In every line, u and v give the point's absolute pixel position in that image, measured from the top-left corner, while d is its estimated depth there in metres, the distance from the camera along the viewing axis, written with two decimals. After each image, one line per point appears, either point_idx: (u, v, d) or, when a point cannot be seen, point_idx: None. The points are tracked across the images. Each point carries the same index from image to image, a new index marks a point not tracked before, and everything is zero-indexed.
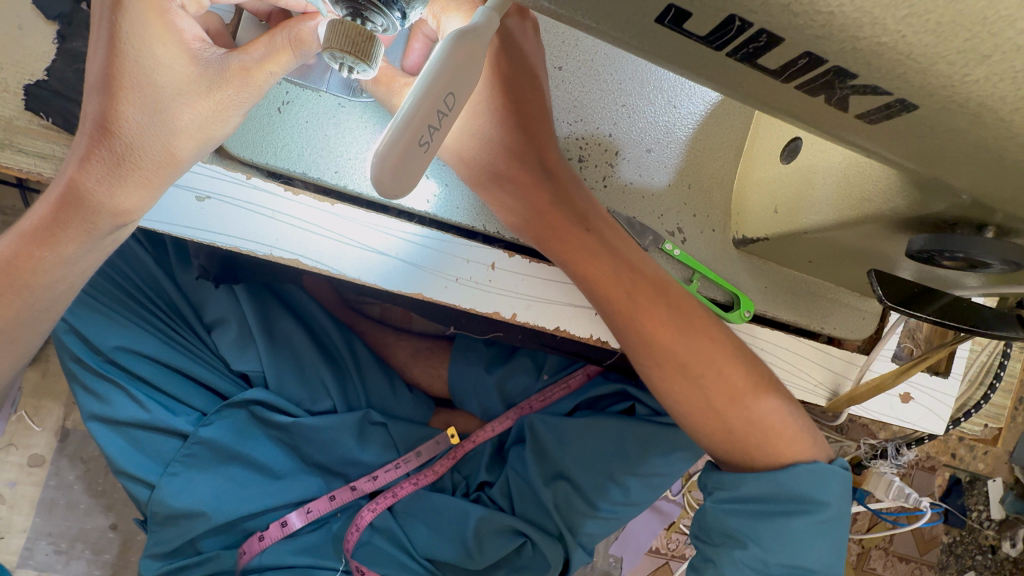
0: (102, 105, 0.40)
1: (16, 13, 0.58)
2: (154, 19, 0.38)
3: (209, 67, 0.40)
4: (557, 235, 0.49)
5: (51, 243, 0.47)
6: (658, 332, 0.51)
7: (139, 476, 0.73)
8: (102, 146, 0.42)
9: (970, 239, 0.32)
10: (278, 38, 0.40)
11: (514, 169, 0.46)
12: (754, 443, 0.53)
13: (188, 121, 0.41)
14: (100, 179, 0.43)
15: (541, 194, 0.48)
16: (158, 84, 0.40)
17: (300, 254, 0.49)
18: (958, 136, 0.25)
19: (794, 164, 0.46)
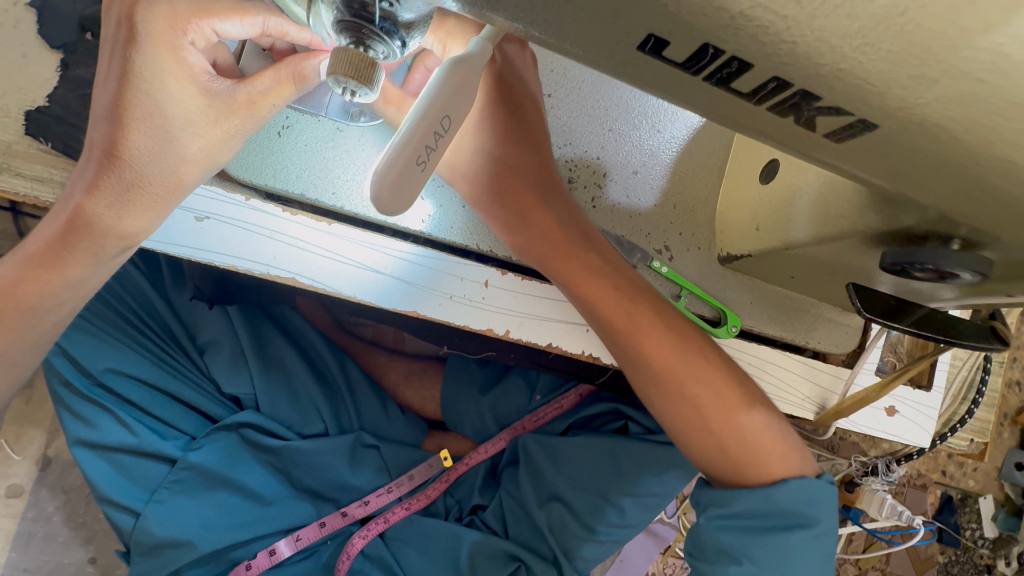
0: (112, 132, 0.41)
1: (23, 44, 0.64)
2: (166, 57, 0.40)
3: (216, 97, 0.42)
4: (563, 252, 0.50)
5: (52, 266, 0.47)
6: (648, 344, 0.52)
7: (123, 504, 0.72)
8: (110, 172, 0.42)
9: (938, 251, 0.34)
10: (282, 71, 0.42)
11: (510, 186, 0.49)
12: (750, 457, 0.53)
13: (195, 149, 0.43)
14: (107, 203, 0.43)
15: (541, 211, 0.50)
16: (168, 115, 0.41)
17: (296, 273, 0.49)
18: (920, 155, 0.27)
19: (773, 184, 0.48)
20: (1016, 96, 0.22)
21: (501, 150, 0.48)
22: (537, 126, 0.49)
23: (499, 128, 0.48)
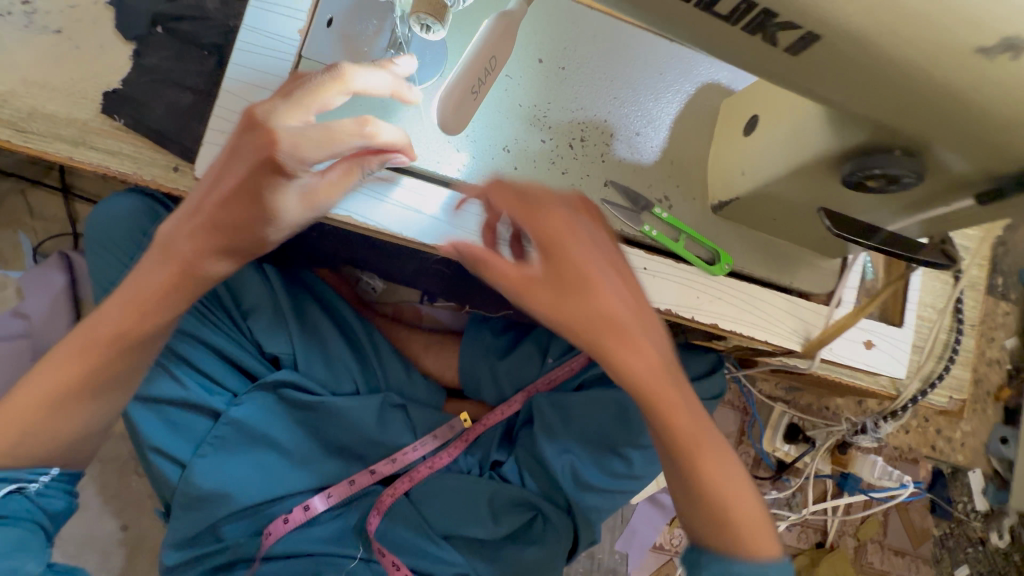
0: (226, 220, 0.52)
1: (101, 37, 0.73)
2: (283, 175, 0.50)
3: (313, 195, 0.52)
4: (660, 385, 0.53)
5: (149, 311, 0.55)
6: (701, 444, 0.55)
7: (171, 454, 0.77)
8: (211, 239, 0.53)
9: (883, 158, 0.44)
10: (353, 168, 0.54)
11: (593, 319, 0.51)
12: (756, 524, 0.55)
13: (286, 231, 0.53)
14: (205, 254, 0.54)
15: (642, 350, 0.52)
16: (273, 212, 0.51)
17: (350, 211, 0.58)
18: (858, 64, 0.35)
19: (756, 132, 0.57)
20: (907, 7, 0.32)
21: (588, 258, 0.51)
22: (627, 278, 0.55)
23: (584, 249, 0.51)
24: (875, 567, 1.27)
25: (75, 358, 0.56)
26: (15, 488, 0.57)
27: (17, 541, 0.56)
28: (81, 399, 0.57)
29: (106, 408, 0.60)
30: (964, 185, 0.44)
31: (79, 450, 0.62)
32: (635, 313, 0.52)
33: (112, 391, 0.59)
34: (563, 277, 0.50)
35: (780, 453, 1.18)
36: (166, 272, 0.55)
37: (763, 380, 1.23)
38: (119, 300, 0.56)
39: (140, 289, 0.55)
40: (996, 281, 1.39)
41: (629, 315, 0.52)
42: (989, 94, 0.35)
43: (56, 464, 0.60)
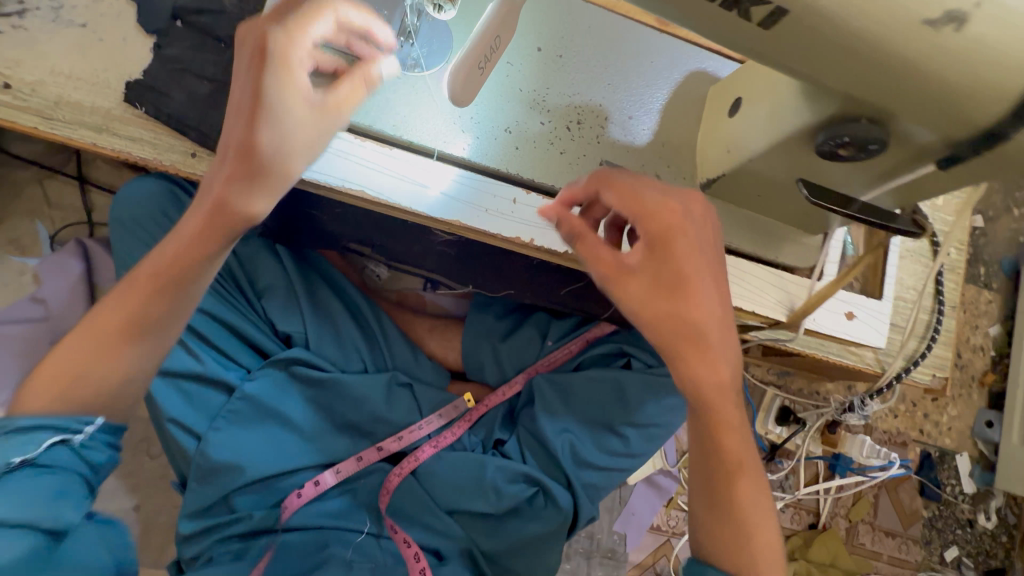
0: (246, 135, 0.52)
1: (124, 31, 0.78)
2: (285, 75, 0.50)
3: (320, 108, 0.53)
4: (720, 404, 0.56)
5: (197, 250, 0.58)
6: (729, 441, 0.58)
7: (188, 427, 0.81)
8: (242, 165, 0.53)
9: (852, 125, 0.48)
10: (355, 78, 0.55)
11: (675, 320, 0.53)
12: (766, 545, 0.59)
13: (302, 145, 0.54)
14: (238, 183, 0.54)
15: (714, 371, 0.55)
16: (284, 119, 0.52)
17: (364, 187, 0.63)
18: (823, 35, 0.40)
19: (740, 112, 0.61)
20: None
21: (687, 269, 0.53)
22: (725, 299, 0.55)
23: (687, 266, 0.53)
24: (867, 547, 1.30)
25: (128, 289, 0.59)
26: (61, 440, 0.58)
27: (60, 488, 0.57)
28: (124, 338, 0.59)
29: (146, 350, 0.61)
30: (926, 154, 0.49)
31: (123, 402, 0.63)
32: (716, 310, 0.54)
33: (149, 332, 0.60)
34: (653, 279, 0.53)
35: (772, 435, 1.23)
36: (202, 211, 0.56)
37: (755, 364, 1.27)
38: (165, 256, 0.59)
39: (185, 240, 0.58)
40: (978, 270, 1.43)
41: (710, 313, 0.53)
42: (936, 65, 0.40)
43: (99, 415, 0.61)
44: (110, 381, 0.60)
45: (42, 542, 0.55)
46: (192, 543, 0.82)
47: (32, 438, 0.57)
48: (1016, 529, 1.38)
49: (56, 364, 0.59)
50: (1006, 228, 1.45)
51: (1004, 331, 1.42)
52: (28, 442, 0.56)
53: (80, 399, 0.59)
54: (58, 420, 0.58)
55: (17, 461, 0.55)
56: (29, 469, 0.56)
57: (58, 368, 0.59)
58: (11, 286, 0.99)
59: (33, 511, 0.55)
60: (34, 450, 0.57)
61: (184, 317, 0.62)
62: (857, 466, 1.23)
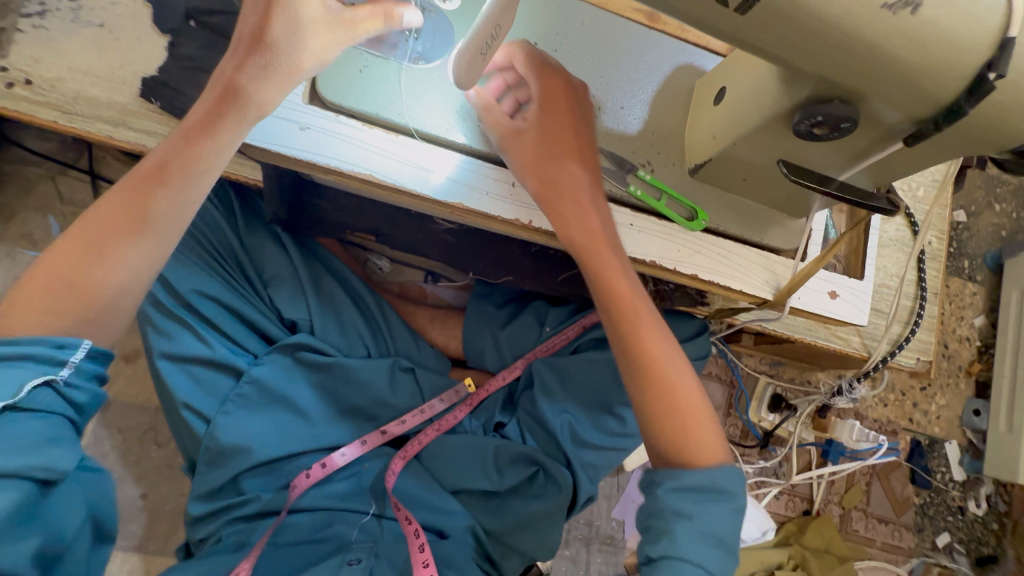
0: (263, 25, 0.59)
1: (139, 30, 0.82)
2: None
3: (335, 21, 0.61)
4: (602, 250, 0.67)
5: (202, 138, 0.61)
6: (620, 286, 0.67)
7: (198, 411, 0.84)
8: (256, 52, 0.60)
9: (825, 104, 0.52)
10: (377, 10, 0.62)
11: (555, 166, 0.66)
12: (687, 407, 0.66)
13: (311, 45, 0.60)
14: (251, 68, 0.60)
15: (590, 212, 0.67)
16: (299, 15, 0.59)
17: (372, 170, 0.66)
18: (793, 16, 0.44)
19: (723, 100, 0.65)
20: None
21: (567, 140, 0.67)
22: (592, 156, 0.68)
23: (563, 135, 0.67)
24: (860, 534, 1.33)
25: (131, 181, 0.61)
26: (44, 380, 0.57)
27: (48, 436, 0.56)
28: (125, 236, 0.60)
29: (145, 249, 0.61)
30: (896, 132, 0.53)
31: (113, 319, 0.62)
32: (583, 162, 0.67)
33: (150, 229, 0.61)
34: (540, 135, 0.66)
35: (766, 422, 1.28)
36: (214, 95, 0.61)
37: (748, 354, 1.31)
38: (175, 148, 0.61)
39: (195, 136, 0.61)
40: (963, 263, 1.47)
41: (576, 161, 0.67)
42: (897, 44, 0.44)
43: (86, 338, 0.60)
44: (107, 289, 0.60)
45: (32, 491, 0.55)
46: (202, 526, 0.85)
47: (15, 373, 0.55)
48: (1006, 515, 1.41)
49: (48, 268, 0.58)
50: (988, 223, 1.49)
51: (990, 322, 1.45)
52: (11, 380, 0.54)
53: (69, 308, 0.58)
54: (41, 346, 0.56)
55: (1, 404, 0.53)
56: (14, 414, 0.55)
57: (54, 268, 0.58)
58: None
59: (23, 463, 0.54)
60: (18, 392, 0.55)
61: (187, 212, 0.63)
62: (848, 450, 1.27)
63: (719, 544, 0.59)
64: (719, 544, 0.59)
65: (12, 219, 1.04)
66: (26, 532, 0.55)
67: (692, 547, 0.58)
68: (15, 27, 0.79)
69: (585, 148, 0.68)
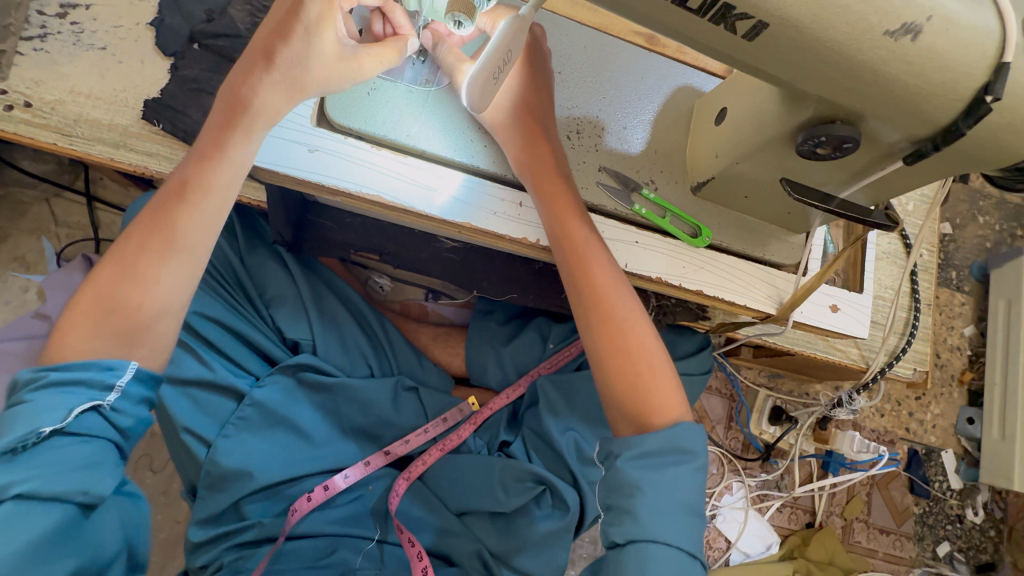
0: (275, 45, 0.60)
1: (142, 54, 0.82)
2: (326, 12, 0.58)
3: (347, 54, 0.61)
4: (553, 183, 0.68)
5: (213, 154, 0.61)
6: (570, 220, 0.67)
7: (198, 435, 0.82)
8: (264, 71, 0.60)
9: (828, 126, 0.53)
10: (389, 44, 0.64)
11: (511, 100, 0.68)
12: (647, 356, 0.67)
13: (319, 70, 0.61)
14: (261, 85, 0.61)
15: (540, 146, 0.68)
16: (312, 41, 0.59)
17: (380, 192, 0.67)
18: (802, 38, 0.45)
19: (725, 120, 0.67)
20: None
21: (518, 92, 0.69)
22: (544, 91, 0.70)
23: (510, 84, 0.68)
24: (862, 545, 1.33)
25: (161, 207, 0.61)
26: (92, 405, 0.57)
27: (89, 459, 0.55)
28: (156, 258, 0.60)
29: (177, 267, 0.61)
30: (895, 151, 0.55)
31: (156, 341, 0.61)
32: (533, 97, 0.69)
33: (178, 248, 0.61)
34: None
35: (766, 434, 1.29)
36: (224, 111, 0.62)
37: (747, 367, 1.33)
38: (192, 165, 0.62)
39: (207, 151, 0.62)
40: (950, 274, 1.51)
41: (528, 97, 0.69)
42: (900, 69, 0.45)
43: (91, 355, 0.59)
44: (149, 308, 0.60)
45: (72, 516, 0.54)
46: (202, 553, 0.82)
47: (64, 397, 0.55)
48: (1003, 522, 1.42)
49: (88, 294, 0.59)
50: (973, 235, 1.53)
51: (979, 331, 1.48)
52: (60, 405, 0.55)
53: (111, 326, 0.58)
54: (90, 374, 0.57)
55: (49, 428, 0.54)
56: (59, 439, 0.55)
57: (97, 293, 0.59)
58: (15, 303, 1.00)
59: (63, 487, 0.53)
60: (65, 417, 0.55)
61: (210, 231, 0.63)
62: (848, 461, 1.28)
63: (689, 512, 0.60)
64: (688, 512, 0.60)
65: (2, 243, 1.02)
66: (63, 560, 0.53)
67: (655, 520, 0.58)
68: (14, 49, 0.78)
69: (540, 85, 0.70)
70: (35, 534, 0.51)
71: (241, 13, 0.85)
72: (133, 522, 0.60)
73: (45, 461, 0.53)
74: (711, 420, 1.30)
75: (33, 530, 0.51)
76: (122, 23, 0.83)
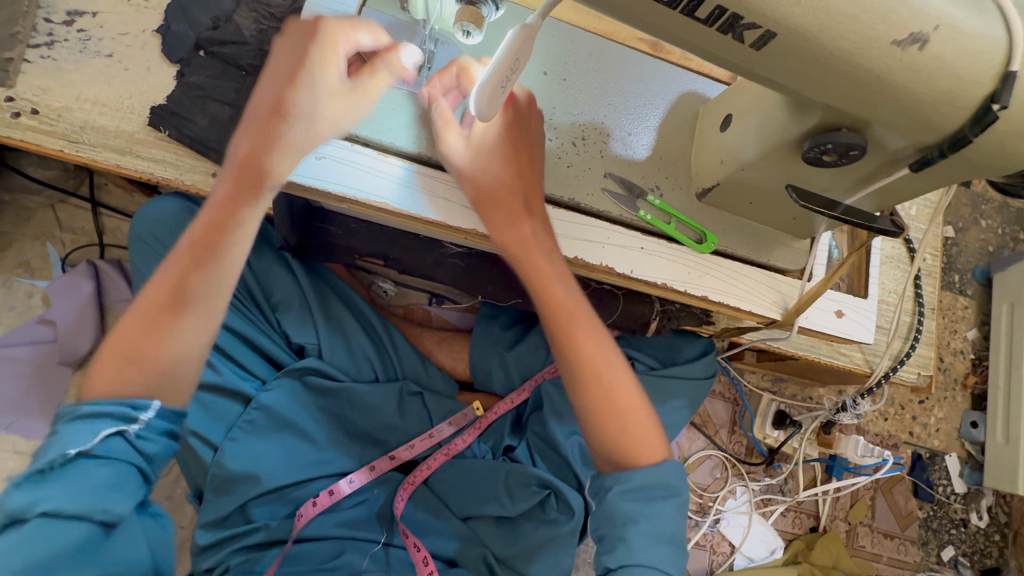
0: (283, 93, 0.59)
1: (148, 60, 0.83)
2: (330, 51, 0.59)
3: (351, 90, 0.61)
4: (534, 259, 0.67)
5: (226, 214, 0.61)
6: (553, 289, 0.68)
7: (205, 438, 0.82)
8: (272, 124, 0.60)
9: (836, 132, 0.53)
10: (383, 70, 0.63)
11: (489, 177, 0.66)
12: (635, 410, 0.67)
13: (326, 114, 0.60)
14: (268, 144, 0.60)
15: (521, 220, 0.66)
16: (317, 83, 0.59)
17: (387, 199, 0.67)
18: (811, 47, 0.45)
19: (730, 127, 0.67)
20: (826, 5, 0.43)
21: (497, 162, 0.66)
22: (528, 160, 0.66)
23: (494, 144, 0.65)
24: (867, 550, 1.33)
25: (175, 263, 0.61)
26: (116, 430, 0.56)
27: (111, 481, 0.55)
28: (171, 314, 0.60)
29: (195, 320, 0.62)
30: (900, 158, 0.55)
31: (171, 357, 0.60)
32: (514, 170, 0.66)
33: (192, 303, 0.61)
34: (472, 140, 0.65)
35: (770, 438, 1.28)
36: (231, 172, 0.61)
37: (750, 371, 1.33)
38: (205, 222, 0.62)
39: (219, 211, 0.62)
40: (953, 278, 1.50)
41: (509, 170, 0.66)
42: (907, 78, 0.46)
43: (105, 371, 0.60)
44: (167, 356, 0.60)
45: (94, 533, 0.54)
46: (207, 556, 0.82)
47: (89, 424, 0.56)
48: (1008, 527, 1.42)
49: (111, 345, 0.60)
50: (976, 238, 1.53)
51: (982, 335, 1.48)
52: (86, 430, 0.55)
53: (128, 358, 0.59)
54: (111, 406, 0.57)
55: (74, 451, 0.54)
56: (83, 461, 0.54)
57: (118, 343, 0.60)
58: (20, 308, 1.00)
59: (84, 506, 0.53)
60: (91, 440, 0.55)
61: (224, 284, 0.63)
62: (852, 466, 1.28)
63: (673, 540, 0.63)
64: (672, 540, 0.63)
65: (7, 248, 1.02)
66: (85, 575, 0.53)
67: (646, 546, 0.61)
68: (21, 57, 0.79)
69: (523, 155, 0.66)
70: (59, 549, 0.51)
71: (247, 19, 0.85)
72: (158, 539, 0.60)
73: (70, 481, 0.54)
74: (715, 424, 1.29)
75: (57, 545, 0.51)
76: (128, 30, 0.83)
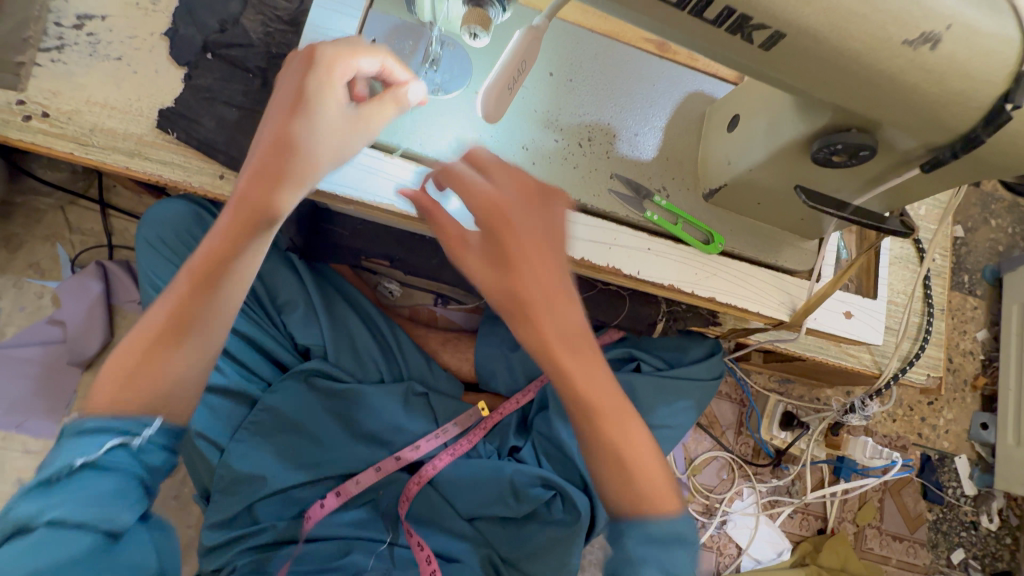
0: (287, 124, 0.55)
1: (156, 63, 0.83)
2: (327, 83, 0.56)
3: (353, 121, 0.58)
4: None
5: (224, 249, 0.58)
6: None
7: (210, 440, 0.82)
8: (274, 156, 0.55)
9: (843, 133, 0.53)
10: (387, 100, 0.60)
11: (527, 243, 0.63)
12: None
13: (329, 143, 0.57)
14: (268, 177, 0.55)
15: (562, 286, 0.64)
16: (317, 114, 0.56)
17: (393, 201, 0.67)
18: (820, 47, 0.45)
19: (738, 127, 0.67)
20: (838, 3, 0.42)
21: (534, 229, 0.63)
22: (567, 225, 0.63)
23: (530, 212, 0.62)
24: (875, 552, 1.32)
25: (173, 290, 0.60)
26: (121, 443, 0.56)
27: (115, 494, 0.55)
28: (166, 348, 0.59)
29: (190, 353, 0.60)
30: (911, 158, 0.55)
31: (180, 361, 0.61)
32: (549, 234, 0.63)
33: (190, 335, 0.60)
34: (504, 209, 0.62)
35: (777, 440, 1.27)
36: (234, 205, 0.57)
37: (757, 372, 1.31)
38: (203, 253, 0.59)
39: (218, 245, 0.58)
40: (963, 278, 1.49)
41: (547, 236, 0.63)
42: (919, 77, 0.45)
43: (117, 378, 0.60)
44: (170, 378, 0.60)
45: (100, 543, 0.54)
46: (215, 557, 0.82)
47: (94, 438, 0.55)
48: (1019, 529, 1.40)
49: (105, 374, 0.58)
50: (985, 238, 1.52)
51: (992, 335, 1.47)
52: (92, 443, 0.55)
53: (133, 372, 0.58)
54: (118, 422, 0.56)
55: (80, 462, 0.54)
56: (89, 472, 0.54)
57: (114, 370, 0.58)
58: (30, 309, 1.01)
59: (90, 516, 0.53)
60: (97, 452, 0.54)
61: (221, 318, 0.62)
62: (860, 467, 1.27)
63: None
64: None
65: (18, 250, 1.03)
66: None
67: None
68: (32, 61, 0.79)
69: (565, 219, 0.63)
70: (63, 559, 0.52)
71: (254, 22, 0.85)
72: (165, 548, 0.60)
73: (77, 492, 0.54)
74: (721, 426, 1.29)
75: (63, 555, 0.52)
76: (137, 33, 0.84)
